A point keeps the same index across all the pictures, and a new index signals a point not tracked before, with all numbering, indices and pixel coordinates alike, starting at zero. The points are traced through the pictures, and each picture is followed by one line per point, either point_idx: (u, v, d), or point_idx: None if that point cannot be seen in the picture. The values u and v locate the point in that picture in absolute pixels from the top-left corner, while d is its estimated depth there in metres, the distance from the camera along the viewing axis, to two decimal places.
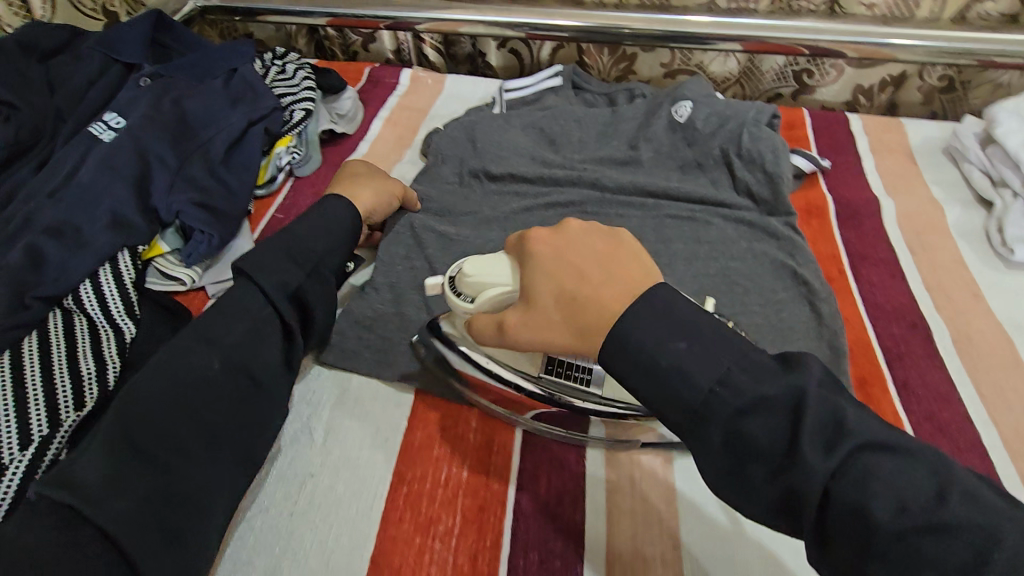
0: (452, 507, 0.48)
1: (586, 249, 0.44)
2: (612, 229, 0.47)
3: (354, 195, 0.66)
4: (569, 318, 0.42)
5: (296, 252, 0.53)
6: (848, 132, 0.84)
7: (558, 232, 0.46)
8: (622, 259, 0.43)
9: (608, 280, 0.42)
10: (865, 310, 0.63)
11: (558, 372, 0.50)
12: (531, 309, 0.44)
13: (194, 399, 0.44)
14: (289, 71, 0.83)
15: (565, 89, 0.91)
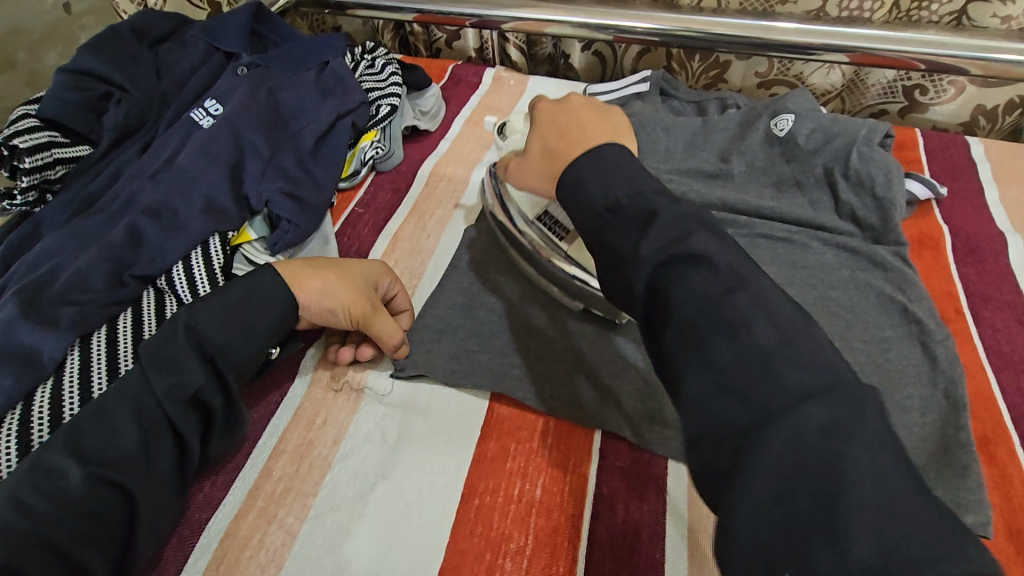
0: (524, 526, 0.46)
1: (571, 116, 0.55)
2: (602, 111, 0.57)
3: (297, 279, 0.53)
4: (545, 163, 0.54)
5: (237, 340, 0.48)
6: (967, 157, 0.77)
7: (559, 103, 0.57)
8: (574, 124, 0.54)
9: (579, 137, 0.52)
10: (987, 358, 0.56)
11: (545, 224, 0.60)
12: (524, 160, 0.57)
13: (146, 432, 0.43)
14: (377, 65, 0.84)
15: (652, 95, 0.87)
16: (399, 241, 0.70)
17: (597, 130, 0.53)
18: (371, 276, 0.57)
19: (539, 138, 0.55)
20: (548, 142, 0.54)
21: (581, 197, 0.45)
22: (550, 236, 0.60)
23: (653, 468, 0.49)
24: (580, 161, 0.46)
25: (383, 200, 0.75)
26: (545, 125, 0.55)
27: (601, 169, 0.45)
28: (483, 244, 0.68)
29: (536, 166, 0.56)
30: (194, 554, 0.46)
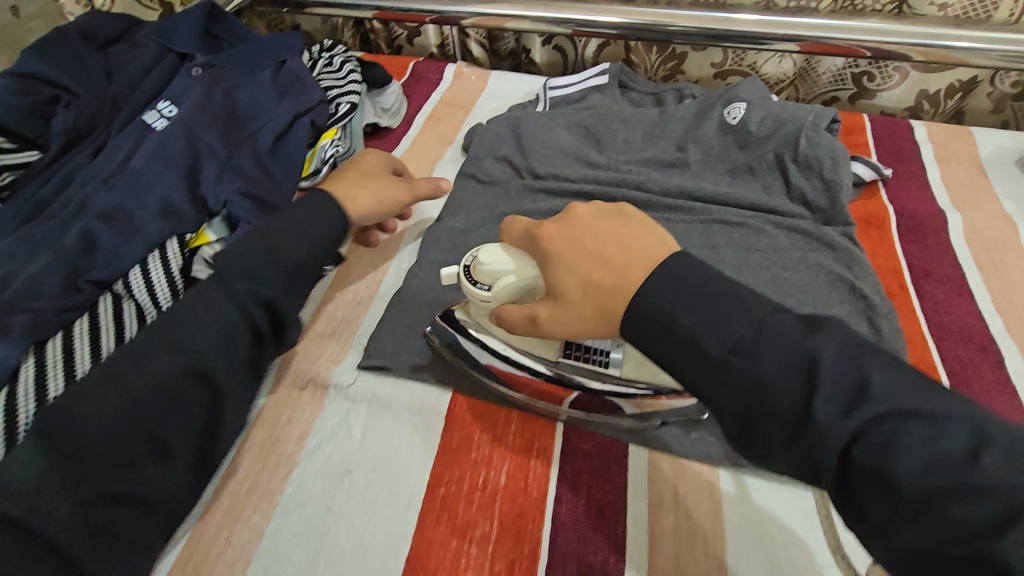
0: (489, 512, 0.47)
1: (598, 232, 0.44)
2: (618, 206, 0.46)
3: (352, 199, 0.61)
4: (597, 305, 0.41)
5: (219, 316, 0.48)
6: (911, 140, 0.80)
7: (569, 221, 0.45)
8: (629, 236, 0.42)
9: (627, 254, 0.41)
10: (929, 330, 0.59)
11: (576, 356, 0.50)
12: (560, 304, 0.43)
13: (136, 411, 0.43)
14: (336, 63, 0.84)
15: (611, 87, 0.88)
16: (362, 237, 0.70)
17: (635, 257, 0.41)
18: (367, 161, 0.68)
19: (563, 275, 0.43)
20: (586, 271, 0.42)
21: (675, 342, 0.37)
22: (591, 367, 0.50)
23: (613, 448, 0.50)
24: (646, 282, 0.39)
25: None
26: (566, 265, 0.43)
27: (700, 309, 0.37)
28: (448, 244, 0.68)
29: (575, 290, 0.42)
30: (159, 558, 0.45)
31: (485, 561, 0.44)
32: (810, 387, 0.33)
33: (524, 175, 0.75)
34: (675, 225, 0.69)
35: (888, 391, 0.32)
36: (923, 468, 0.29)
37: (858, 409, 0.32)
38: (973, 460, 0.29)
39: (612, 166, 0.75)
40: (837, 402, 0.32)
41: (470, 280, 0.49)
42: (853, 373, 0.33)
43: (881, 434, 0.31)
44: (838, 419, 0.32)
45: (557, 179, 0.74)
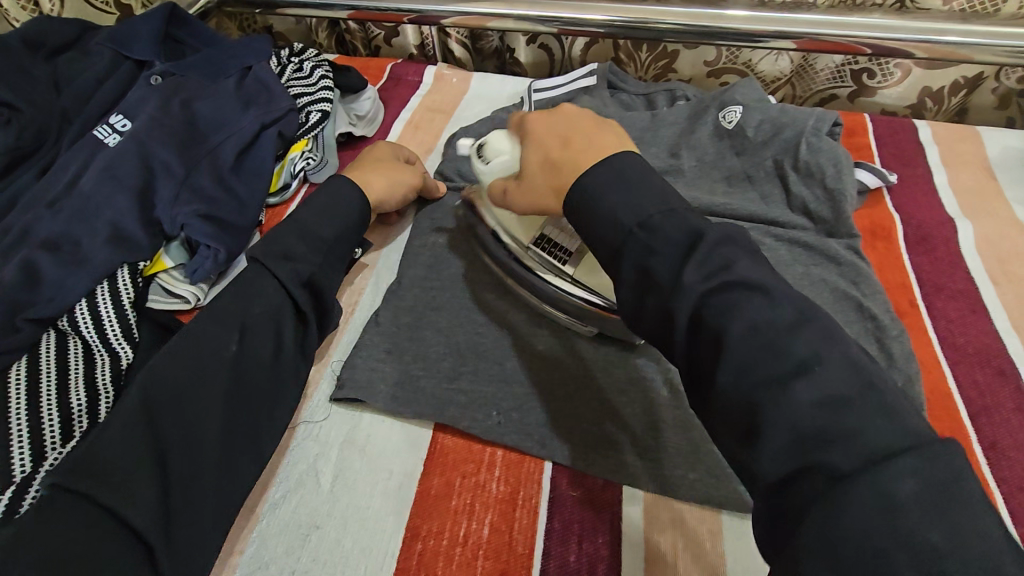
0: (471, 571, 0.43)
1: (569, 126, 0.49)
2: (600, 118, 0.51)
3: (364, 181, 0.61)
4: (550, 181, 0.48)
5: (194, 373, 0.44)
6: (916, 141, 0.76)
7: (551, 113, 0.51)
8: (595, 134, 0.47)
9: (584, 145, 0.46)
10: (943, 351, 0.55)
11: (544, 246, 0.55)
12: (522, 179, 0.51)
13: (100, 476, 0.37)
14: (306, 69, 0.78)
15: (599, 89, 0.83)
16: None
17: (597, 146, 0.46)
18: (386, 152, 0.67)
19: (533, 151, 0.50)
20: (548, 151, 0.48)
21: (597, 213, 0.42)
22: (552, 261, 0.54)
23: (603, 487, 0.47)
24: (598, 167, 0.43)
25: None
26: (534, 138, 0.50)
27: (629, 189, 0.41)
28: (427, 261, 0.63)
29: (536, 181, 0.49)
30: None
31: None
32: (682, 263, 0.37)
33: None
34: None
35: (746, 271, 0.36)
36: (750, 331, 0.33)
37: (827, 445, 0.29)
38: (792, 332, 0.33)
39: None
40: (702, 269, 0.36)
41: (479, 157, 0.56)
42: (720, 258, 0.37)
43: (724, 302, 0.35)
44: (696, 279, 0.36)
45: None
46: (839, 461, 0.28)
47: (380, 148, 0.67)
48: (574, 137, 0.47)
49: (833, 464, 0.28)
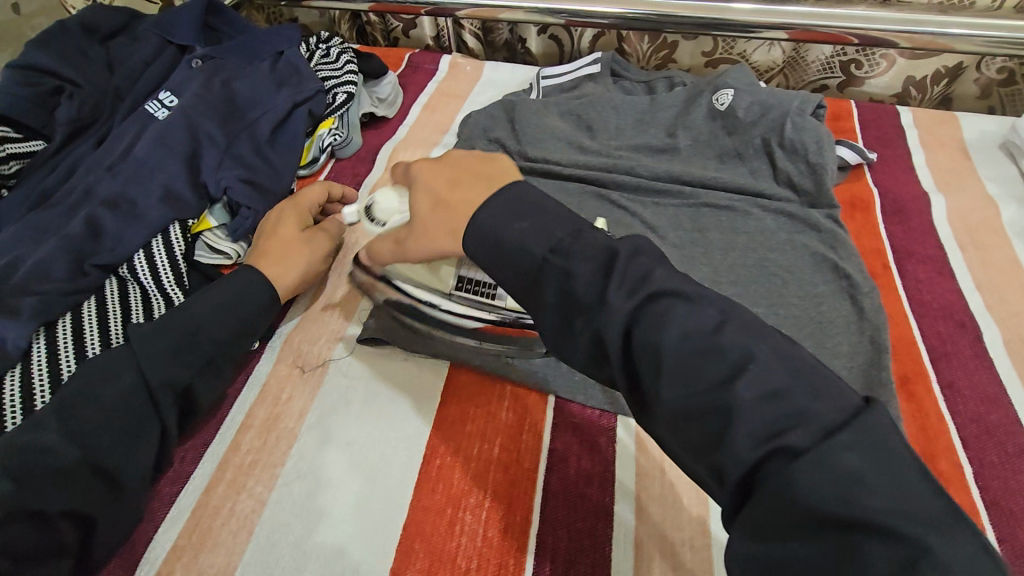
0: (482, 482, 0.48)
1: (455, 169, 0.47)
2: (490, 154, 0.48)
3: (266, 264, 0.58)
4: (445, 224, 0.45)
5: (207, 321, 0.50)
6: (898, 125, 0.82)
7: (437, 162, 0.49)
8: (486, 171, 0.45)
9: (473, 185, 0.44)
10: (910, 306, 0.60)
11: (468, 289, 0.56)
12: (417, 226, 0.47)
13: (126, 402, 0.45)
14: (333, 55, 0.85)
15: (603, 76, 0.90)
16: None
17: (474, 182, 0.44)
18: (309, 194, 0.65)
19: (422, 197, 0.47)
20: (439, 190, 0.46)
21: (504, 249, 0.39)
22: (481, 299, 0.55)
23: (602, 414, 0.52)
24: (489, 205, 0.41)
25: (342, 185, 0.76)
26: (422, 188, 0.47)
27: (531, 218, 0.39)
28: None
29: (433, 225, 0.46)
30: (165, 526, 0.47)
31: (479, 527, 0.46)
32: (604, 281, 0.36)
33: (516, 159, 0.77)
34: (664, 209, 0.71)
35: (663, 281, 0.35)
36: (682, 338, 0.33)
37: (638, 291, 0.35)
38: (720, 334, 0.33)
39: (603, 152, 0.77)
40: (624, 287, 0.35)
41: (368, 219, 0.56)
42: (639, 271, 0.36)
43: (653, 315, 0.34)
44: (623, 301, 0.35)
45: (549, 164, 0.75)
46: (679, 325, 0.33)
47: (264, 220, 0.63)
48: (470, 174, 0.45)
49: (793, 445, 0.29)
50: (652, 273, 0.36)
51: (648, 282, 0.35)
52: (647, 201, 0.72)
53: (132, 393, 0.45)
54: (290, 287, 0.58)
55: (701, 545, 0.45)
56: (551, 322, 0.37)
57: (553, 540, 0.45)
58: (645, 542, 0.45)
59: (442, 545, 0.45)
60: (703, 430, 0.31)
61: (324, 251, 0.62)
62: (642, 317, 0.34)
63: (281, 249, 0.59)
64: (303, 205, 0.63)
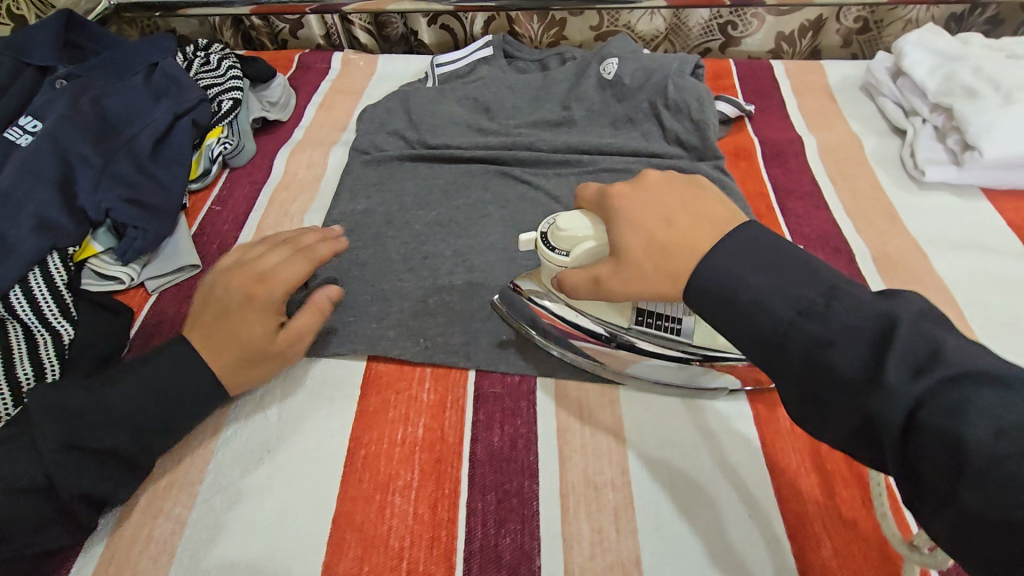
0: (409, 463, 0.49)
1: (666, 198, 0.44)
2: (687, 179, 0.47)
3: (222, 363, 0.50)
4: (660, 265, 0.41)
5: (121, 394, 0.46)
6: (772, 78, 0.88)
7: (638, 183, 0.46)
8: (705, 204, 0.43)
9: (694, 223, 0.42)
10: (793, 240, 0.65)
11: (649, 323, 0.51)
12: (621, 264, 0.44)
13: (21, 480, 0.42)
14: (213, 62, 0.81)
15: (497, 58, 0.91)
16: (263, 231, 0.69)
17: (695, 226, 0.41)
18: (281, 265, 0.53)
19: (627, 237, 0.44)
20: (651, 235, 0.42)
21: (740, 305, 0.37)
22: (665, 334, 0.51)
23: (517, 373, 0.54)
24: (709, 257, 0.39)
25: (240, 194, 0.74)
26: (626, 219, 0.44)
27: (772, 270, 0.37)
28: (348, 224, 0.69)
29: (646, 265, 0.42)
30: (79, 564, 0.45)
31: (409, 507, 0.46)
32: (876, 353, 0.32)
33: (417, 148, 0.77)
34: (566, 179, 0.73)
35: (965, 363, 0.30)
36: (996, 433, 0.27)
37: (927, 373, 0.30)
38: (980, 422, 0.28)
39: (503, 132, 0.78)
40: (906, 363, 0.31)
41: (548, 245, 0.49)
42: (924, 343, 0.31)
43: (954, 401, 0.29)
44: (908, 382, 0.30)
45: (450, 148, 0.76)
46: (977, 420, 0.28)
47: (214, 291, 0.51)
48: (691, 212, 0.43)
49: None
50: (945, 344, 0.31)
51: (941, 359, 0.30)
52: (549, 173, 0.74)
53: (32, 490, 0.42)
54: (230, 367, 0.49)
55: (621, 484, 0.47)
56: (793, 391, 0.35)
57: (483, 506, 0.46)
58: (570, 491, 0.47)
59: (374, 531, 0.45)
60: (1006, 542, 0.26)
61: (287, 341, 0.51)
62: (934, 401, 0.29)
63: (229, 322, 0.49)
64: (263, 269, 0.52)
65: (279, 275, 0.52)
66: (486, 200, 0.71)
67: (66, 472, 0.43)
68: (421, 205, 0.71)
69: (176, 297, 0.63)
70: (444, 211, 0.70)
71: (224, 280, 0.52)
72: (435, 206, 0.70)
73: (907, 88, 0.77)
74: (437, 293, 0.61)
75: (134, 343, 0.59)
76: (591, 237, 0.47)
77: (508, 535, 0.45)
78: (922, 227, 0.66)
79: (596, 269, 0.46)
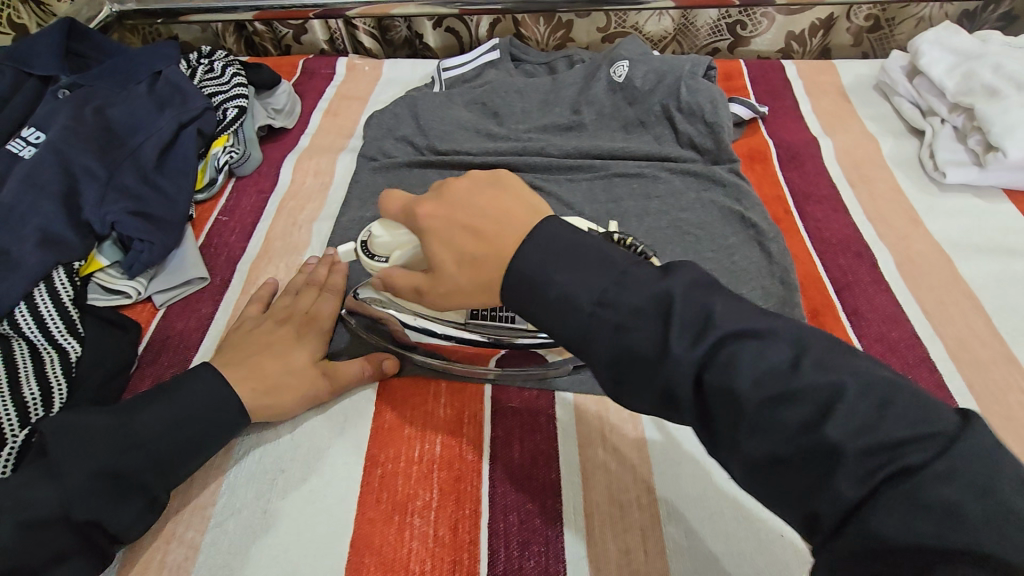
0: (427, 482, 0.47)
1: (471, 205, 0.40)
2: (494, 174, 0.42)
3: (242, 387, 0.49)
4: (473, 279, 0.39)
5: (145, 420, 0.45)
6: (784, 78, 0.86)
7: (442, 197, 0.41)
8: (505, 204, 0.39)
9: (501, 228, 0.38)
10: (812, 245, 0.64)
11: (484, 316, 0.50)
12: (436, 279, 0.41)
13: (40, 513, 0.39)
14: (217, 69, 0.80)
15: (504, 62, 0.90)
16: (271, 242, 0.68)
17: (507, 228, 0.38)
18: (317, 305, 0.56)
19: (446, 248, 0.40)
20: (461, 246, 0.39)
21: (549, 301, 0.35)
22: (501, 324, 0.50)
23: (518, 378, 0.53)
24: (525, 255, 0.36)
25: (247, 204, 0.72)
26: (436, 233, 0.40)
27: (570, 265, 0.35)
28: (358, 233, 0.67)
29: (455, 277, 0.39)
30: None
31: (429, 528, 0.45)
32: (669, 335, 0.32)
33: (426, 154, 0.75)
34: (578, 185, 0.72)
35: (829, 361, 0.30)
36: (765, 385, 0.30)
37: (847, 405, 0.28)
38: (883, 418, 0.28)
39: (512, 137, 0.77)
40: (689, 337, 0.32)
41: (368, 254, 0.48)
42: (757, 339, 0.31)
43: (735, 362, 0.30)
44: (692, 353, 0.31)
45: (459, 155, 0.74)
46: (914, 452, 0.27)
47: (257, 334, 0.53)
48: (518, 203, 0.39)
49: None
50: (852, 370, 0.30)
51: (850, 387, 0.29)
52: (561, 179, 0.72)
53: (47, 524, 0.39)
54: (255, 393, 0.48)
55: (647, 502, 0.46)
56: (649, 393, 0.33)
57: (505, 527, 0.45)
58: (595, 509, 0.45)
59: (393, 553, 0.44)
60: (831, 498, 0.28)
61: (317, 381, 0.51)
62: (866, 434, 0.28)
63: (269, 351, 0.51)
64: (306, 310, 0.56)
65: (322, 317, 0.55)
66: None
67: (83, 500, 0.41)
68: None
69: (185, 311, 0.61)
70: None
71: (269, 321, 0.55)
72: None
73: (924, 88, 0.76)
74: None
75: (143, 360, 0.58)
76: (407, 242, 0.46)
77: (532, 558, 0.43)
78: (945, 230, 0.64)
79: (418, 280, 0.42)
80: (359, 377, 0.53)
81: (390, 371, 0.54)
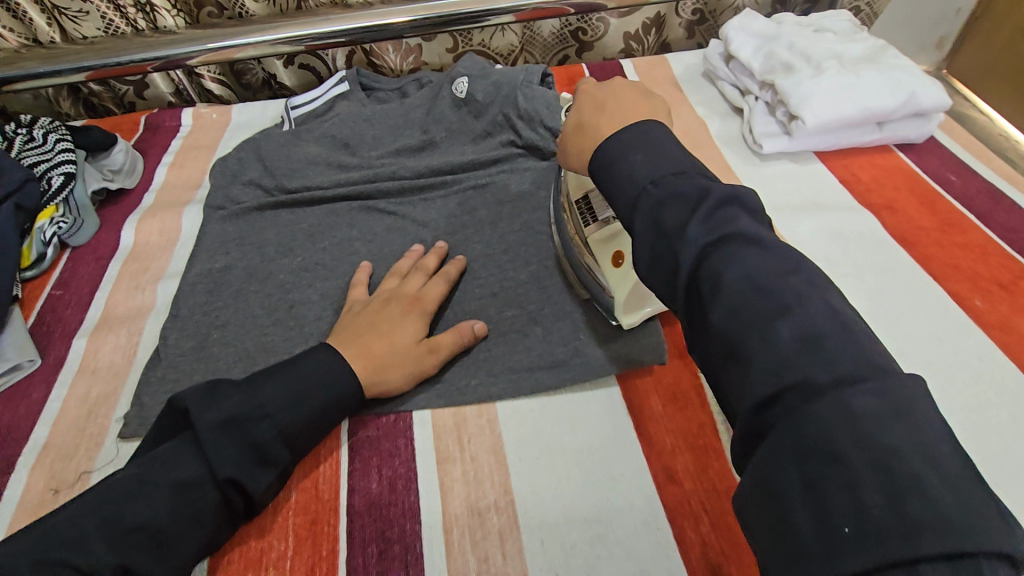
0: (283, 530, 0.46)
1: (618, 95, 0.49)
2: (648, 93, 0.51)
3: (376, 364, 0.51)
4: (577, 140, 0.49)
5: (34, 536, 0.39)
6: (622, 76, 0.91)
7: (603, 84, 0.52)
8: (644, 102, 0.49)
9: (630, 112, 0.47)
10: None
11: (581, 208, 0.59)
12: (569, 136, 0.50)
13: None
14: (38, 137, 0.75)
15: (354, 92, 0.89)
16: (113, 309, 0.64)
17: (637, 107, 0.48)
18: (427, 290, 0.59)
19: (576, 111, 0.51)
20: (582, 113, 0.49)
21: (616, 173, 0.42)
22: (579, 221, 0.59)
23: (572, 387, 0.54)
24: (620, 132, 0.43)
25: (85, 274, 0.68)
26: (596, 99, 0.50)
27: (655, 150, 0.41)
28: (207, 284, 0.65)
29: (573, 142, 0.49)
30: None
31: None
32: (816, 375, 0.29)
33: (276, 195, 0.74)
34: (433, 203, 0.72)
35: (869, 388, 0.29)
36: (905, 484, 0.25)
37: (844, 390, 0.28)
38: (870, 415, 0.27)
39: (364, 165, 0.77)
40: (839, 392, 0.28)
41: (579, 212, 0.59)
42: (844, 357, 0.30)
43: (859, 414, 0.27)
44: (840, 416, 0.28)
45: (310, 191, 0.73)
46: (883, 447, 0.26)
47: (367, 315, 0.55)
48: (642, 104, 0.49)
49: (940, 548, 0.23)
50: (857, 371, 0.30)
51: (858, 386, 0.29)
52: (415, 199, 0.73)
53: None
54: (367, 370, 0.51)
55: (505, 504, 0.47)
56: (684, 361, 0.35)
57: (364, 559, 0.44)
58: (454, 522, 0.46)
59: None
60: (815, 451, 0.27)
61: (422, 357, 0.53)
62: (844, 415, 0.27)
63: (376, 331, 0.53)
64: (412, 293, 0.58)
65: (428, 299, 0.57)
66: (352, 238, 0.69)
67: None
68: (284, 254, 0.68)
69: (13, 400, 0.57)
70: (309, 256, 0.67)
71: (376, 301, 0.57)
72: (300, 252, 0.68)
73: (739, 70, 0.82)
74: (305, 343, 0.59)
75: None
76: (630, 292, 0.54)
77: None
78: (766, 197, 0.70)
79: (578, 119, 0.49)
80: (457, 346, 0.55)
81: (480, 335, 0.56)
